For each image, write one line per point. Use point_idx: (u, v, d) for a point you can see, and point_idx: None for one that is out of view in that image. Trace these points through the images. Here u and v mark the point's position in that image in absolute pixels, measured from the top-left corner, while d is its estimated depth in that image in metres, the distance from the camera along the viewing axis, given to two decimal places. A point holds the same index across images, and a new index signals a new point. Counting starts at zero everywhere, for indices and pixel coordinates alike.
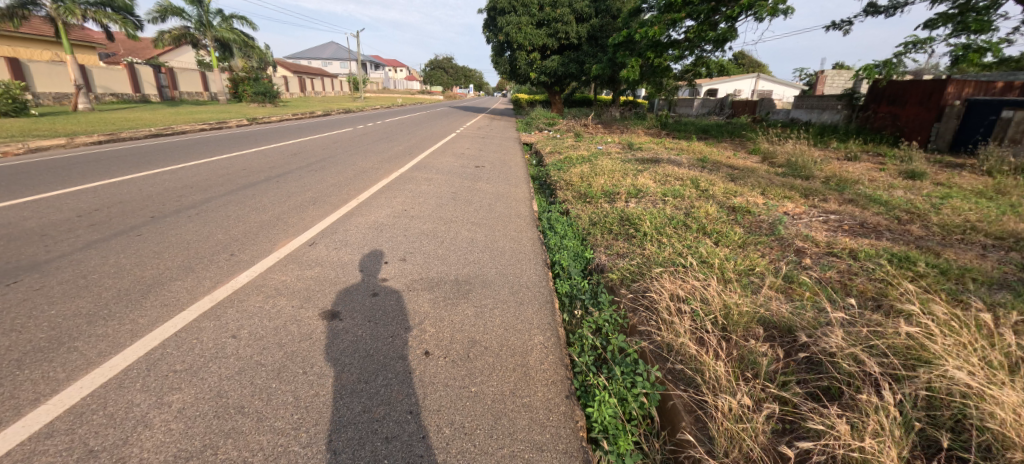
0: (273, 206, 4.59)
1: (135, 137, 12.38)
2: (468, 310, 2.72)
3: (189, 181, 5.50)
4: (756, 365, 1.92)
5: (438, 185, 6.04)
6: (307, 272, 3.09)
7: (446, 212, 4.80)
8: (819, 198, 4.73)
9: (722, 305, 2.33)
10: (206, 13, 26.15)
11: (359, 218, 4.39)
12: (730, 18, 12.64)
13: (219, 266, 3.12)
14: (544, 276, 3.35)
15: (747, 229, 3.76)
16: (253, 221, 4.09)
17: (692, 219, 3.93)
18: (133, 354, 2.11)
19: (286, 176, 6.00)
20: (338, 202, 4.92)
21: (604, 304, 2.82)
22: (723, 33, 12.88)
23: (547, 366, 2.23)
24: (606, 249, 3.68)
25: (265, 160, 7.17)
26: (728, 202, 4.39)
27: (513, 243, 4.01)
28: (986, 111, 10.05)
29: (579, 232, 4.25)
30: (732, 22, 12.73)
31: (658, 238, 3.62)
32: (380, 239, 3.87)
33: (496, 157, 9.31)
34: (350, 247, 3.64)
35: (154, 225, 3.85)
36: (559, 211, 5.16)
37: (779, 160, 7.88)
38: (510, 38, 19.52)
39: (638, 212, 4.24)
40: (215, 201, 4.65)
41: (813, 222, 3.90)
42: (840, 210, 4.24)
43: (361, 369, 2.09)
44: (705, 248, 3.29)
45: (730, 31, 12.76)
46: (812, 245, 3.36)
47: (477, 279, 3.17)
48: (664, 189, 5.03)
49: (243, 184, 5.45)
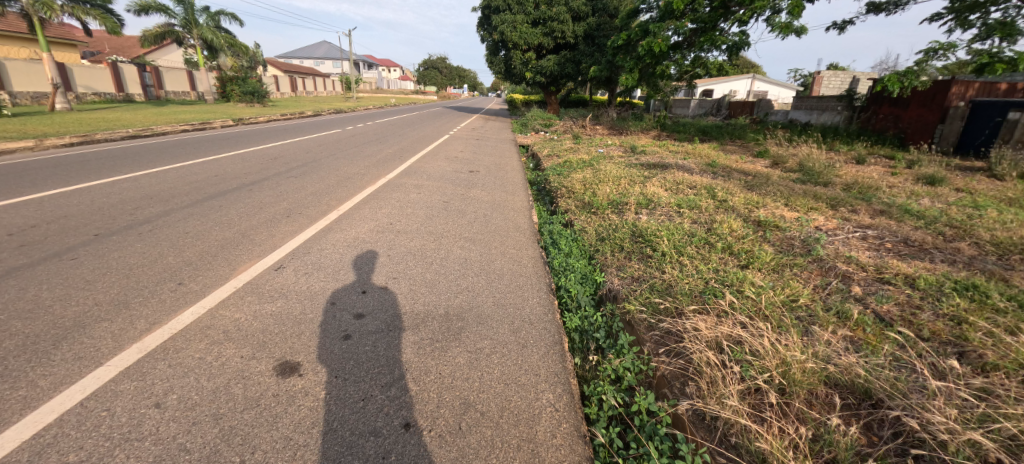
0: (240, 220, 4.06)
1: (110, 139, 11.72)
2: (460, 358, 2.22)
3: (153, 190, 4.97)
4: (833, 446, 1.49)
5: (429, 193, 5.56)
6: (267, 307, 2.57)
7: (436, 225, 4.32)
8: (848, 209, 4.30)
9: (776, 357, 1.87)
10: (192, 11, 25.37)
11: (338, 233, 3.88)
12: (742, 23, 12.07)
13: (161, 301, 2.59)
14: (550, 306, 2.86)
15: (778, 247, 3.30)
16: (213, 239, 3.55)
17: (714, 236, 3.47)
18: (14, 435, 1.60)
19: (262, 183, 5.48)
20: (316, 214, 4.40)
21: (624, 349, 2.35)
22: (735, 37, 12.33)
23: (561, 441, 1.74)
24: (619, 271, 3.22)
25: (241, 165, 6.62)
26: (751, 215, 3.94)
27: (511, 264, 3.52)
28: (991, 112, 9.76)
29: (586, 249, 3.77)
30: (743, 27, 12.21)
31: (679, 259, 3.17)
32: (358, 261, 3.34)
33: (491, 161, 8.83)
34: (323, 271, 3.12)
35: (96, 246, 3.31)
36: (561, 223, 4.69)
37: (790, 165, 7.49)
38: (504, 37, 19.04)
39: (651, 227, 3.78)
40: (174, 215, 4.11)
41: (850, 239, 3.47)
42: (877, 225, 3.81)
43: (317, 453, 1.59)
44: (736, 274, 2.84)
45: (739, 37, 12.22)
46: (858, 269, 2.92)
47: (472, 312, 2.69)
48: (677, 199, 4.56)
49: (212, 193, 4.91)
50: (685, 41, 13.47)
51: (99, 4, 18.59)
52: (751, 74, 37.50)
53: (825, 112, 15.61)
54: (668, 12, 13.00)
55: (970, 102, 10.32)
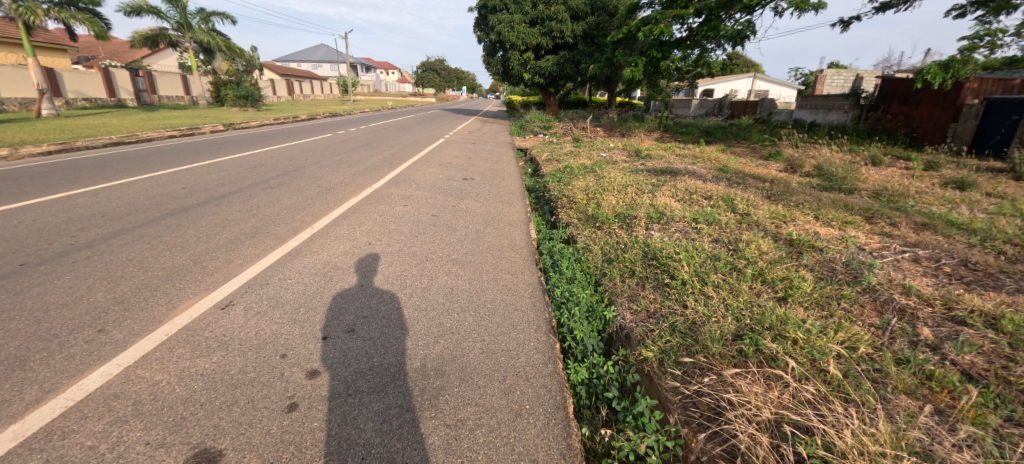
0: (196, 243, 3.56)
1: (91, 146, 11.22)
2: (434, 438, 1.71)
3: (108, 206, 4.48)
4: None
5: (417, 206, 5.07)
6: (198, 364, 2.08)
7: (421, 244, 3.82)
8: (887, 223, 3.80)
9: (862, 455, 1.37)
10: (184, 14, 24.91)
11: (306, 258, 3.38)
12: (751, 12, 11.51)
13: (67, 358, 2.09)
14: (551, 352, 2.37)
15: (819, 274, 2.80)
16: (158, 269, 3.05)
17: (741, 260, 2.99)
18: None
19: (232, 196, 5.00)
20: (284, 233, 3.89)
21: (644, 417, 1.86)
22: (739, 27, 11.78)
23: None
24: (631, 302, 2.74)
25: (215, 175, 6.13)
26: (779, 232, 3.45)
27: (505, 293, 3.02)
28: (1005, 111, 9.27)
29: (591, 273, 3.29)
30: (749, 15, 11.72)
31: (703, 289, 2.69)
32: (324, 294, 2.83)
33: (487, 167, 8.35)
34: (280, 309, 2.60)
35: (15, 279, 2.81)
36: (562, 240, 4.20)
37: (807, 169, 6.98)
38: (501, 37, 18.55)
39: (667, 247, 3.30)
40: (121, 237, 3.61)
41: (899, 261, 2.97)
42: (926, 242, 3.30)
43: None
44: (777, 311, 2.36)
45: (747, 25, 11.66)
46: (922, 304, 2.42)
47: (456, 363, 2.19)
48: (693, 212, 4.07)
49: (173, 209, 4.43)
50: (689, 36, 12.92)
51: (86, 7, 18.11)
52: (751, 73, 37.02)
53: (831, 111, 15.10)
54: (672, 3, 12.45)
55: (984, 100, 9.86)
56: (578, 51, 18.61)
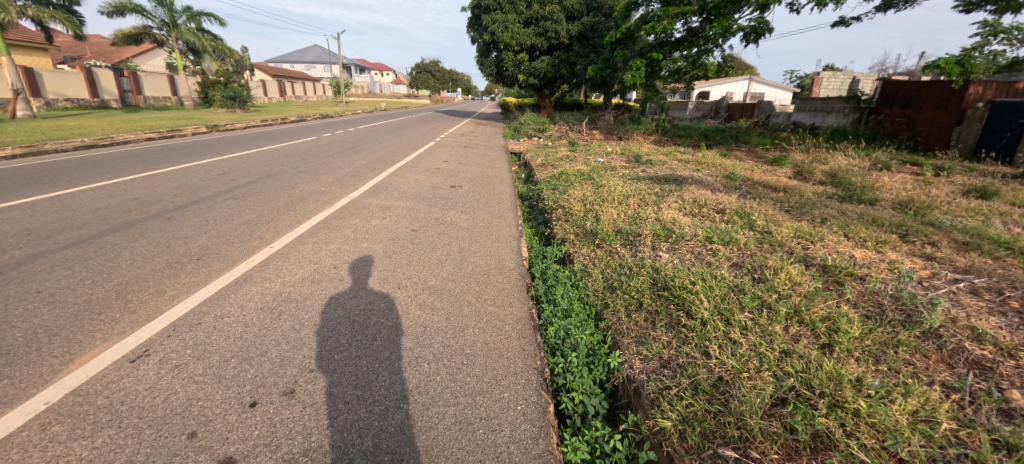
0: (130, 267, 3.04)
1: (60, 148, 10.57)
2: None
3: (39, 221, 3.92)
4: None
5: (396, 218, 4.57)
6: (73, 450, 1.55)
7: (395, 268, 3.32)
8: (924, 242, 3.35)
9: None
10: (172, 13, 24.20)
11: (255, 287, 2.86)
12: (763, 9, 11.13)
13: None
14: (544, 417, 1.88)
15: (866, 313, 2.33)
16: (71, 304, 2.53)
17: (771, 293, 2.51)
18: None
19: (189, 209, 4.48)
20: (236, 255, 3.37)
21: None
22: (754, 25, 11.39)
23: None
24: (639, 346, 2.25)
25: (176, 183, 5.59)
26: (810, 256, 2.99)
27: (488, 335, 2.50)
28: (1013, 114, 8.84)
29: (591, 305, 2.81)
30: (761, 12, 11.28)
31: (728, 332, 2.21)
32: (267, 339, 2.31)
33: (478, 173, 7.88)
34: (208, 361, 2.09)
35: None
36: (557, 260, 3.71)
37: (818, 176, 6.55)
38: (495, 38, 18.12)
39: (679, 274, 2.82)
40: (38, 262, 3.07)
41: (956, 294, 2.50)
42: (978, 267, 2.85)
43: None
44: (825, 365, 1.89)
45: (760, 22, 11.27)
46: (1001, 356, 1.96)
47: (420, 440, 1.69)
48: (705, 229, 3.62)
49: (115, 225, 3.89)
50: (689, 35, 12.52)
51: (63, 4, 17.37)
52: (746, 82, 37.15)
53: (831, 114, 14.77)
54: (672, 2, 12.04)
55: (989, 103, 9.43)
56: (572, 52, 18.17)
